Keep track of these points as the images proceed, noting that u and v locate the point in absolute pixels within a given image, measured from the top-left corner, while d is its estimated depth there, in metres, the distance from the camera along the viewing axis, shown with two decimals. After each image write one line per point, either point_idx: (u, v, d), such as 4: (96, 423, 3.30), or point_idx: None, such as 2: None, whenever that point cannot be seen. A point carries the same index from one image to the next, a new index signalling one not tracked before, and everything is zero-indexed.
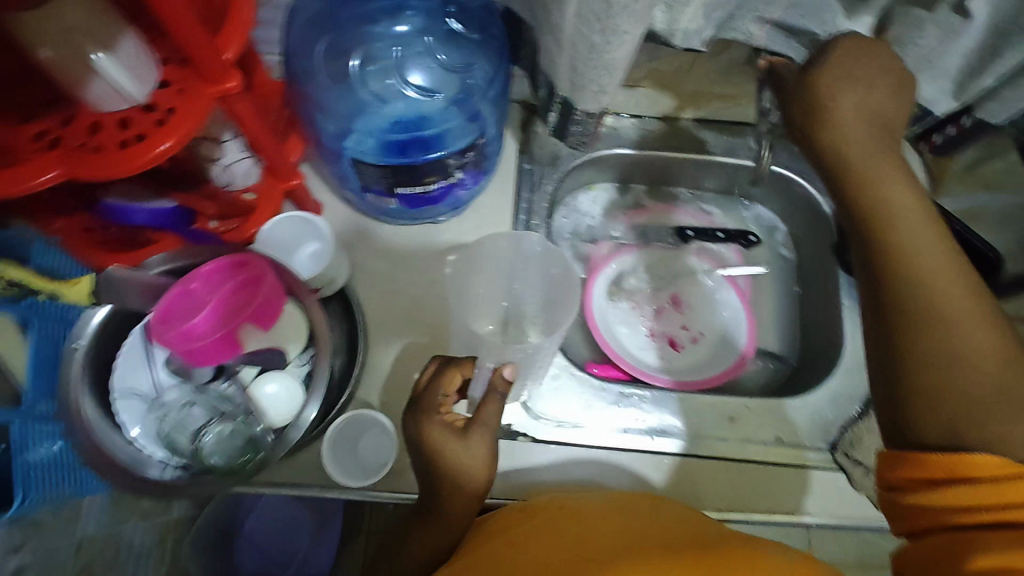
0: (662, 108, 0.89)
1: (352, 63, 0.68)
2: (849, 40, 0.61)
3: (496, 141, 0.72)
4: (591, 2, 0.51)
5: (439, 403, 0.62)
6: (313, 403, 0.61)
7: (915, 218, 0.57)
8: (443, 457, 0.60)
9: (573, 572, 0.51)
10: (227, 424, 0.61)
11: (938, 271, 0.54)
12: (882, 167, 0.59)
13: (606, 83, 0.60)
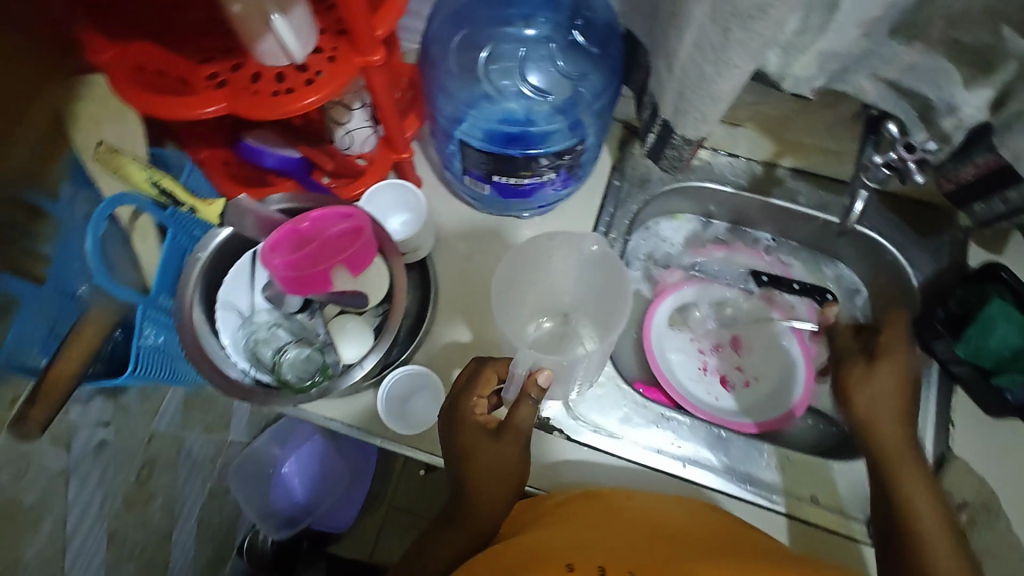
0: (759, 152, 0.90)
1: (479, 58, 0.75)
2: (901, 359, 0.71)
3: (593, 151, 0.77)
4: (710, 34, 0.54)
5: (475, 402, 0.67)
6: (380, 347, 0.67)
7: (929, 510, 0.64)
8: (478, 455, 0.65)
9: (641, 545, 0.61)
10: (304, 348, 0.68)
11: (936, 525, 0.63)
12: (912, 467, 0.67)
13: (708, 113, 0.63)
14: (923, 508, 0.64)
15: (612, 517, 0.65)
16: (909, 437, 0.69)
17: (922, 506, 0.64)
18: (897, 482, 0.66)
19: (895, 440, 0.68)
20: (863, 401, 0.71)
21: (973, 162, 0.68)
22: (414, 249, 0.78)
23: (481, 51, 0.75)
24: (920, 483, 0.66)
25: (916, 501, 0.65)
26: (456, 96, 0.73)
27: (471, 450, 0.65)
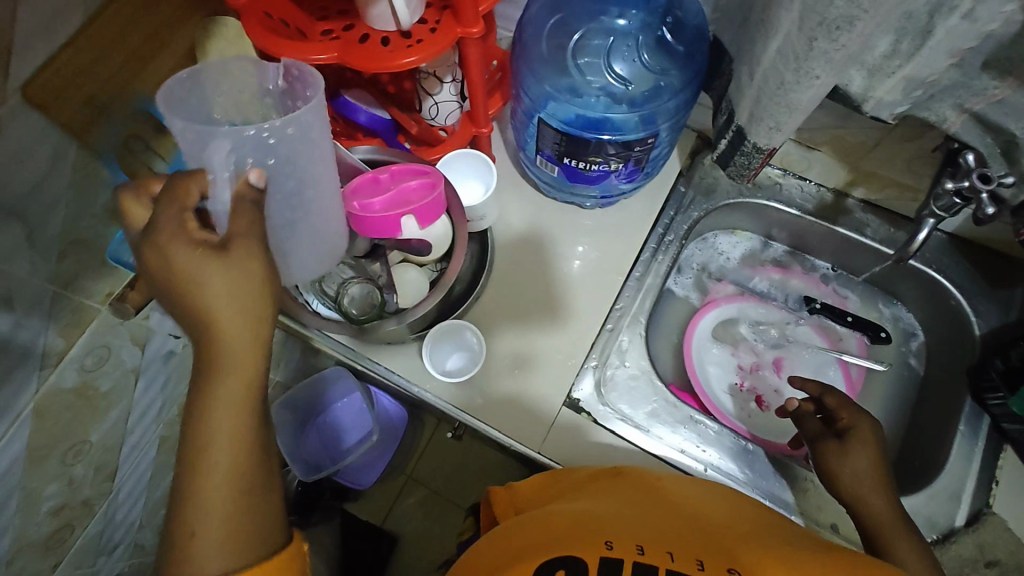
0: (831, 179, 0.89)
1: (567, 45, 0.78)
2: (847, 414, 0.72)
3: (663, 149, 0.79)
4: (796, 42, 0.56)
5: (167, 212, 0.47)
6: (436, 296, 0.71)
7: (903, 544, 0.63)
8: (200, 298, 0.46)
9: (689, 525, 0.61)
10: (365, 284, 0.74)
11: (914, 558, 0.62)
12: (880, 505, 0.66)
13: (784, 122, 0.64)
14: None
15: (650, 497, 0.65)
16: (880, 482, 0.67)
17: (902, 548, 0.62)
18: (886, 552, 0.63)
19: (884, 514, 0.65)
20: (847, 478, 0.68)
21: None
22: (479, 218, 0.82)
23: (573, 35, 0.78)
24: (912, 551, 0.63)
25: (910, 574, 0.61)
26: (543, 78, 0.77)
27: (189, 286, 0.46)
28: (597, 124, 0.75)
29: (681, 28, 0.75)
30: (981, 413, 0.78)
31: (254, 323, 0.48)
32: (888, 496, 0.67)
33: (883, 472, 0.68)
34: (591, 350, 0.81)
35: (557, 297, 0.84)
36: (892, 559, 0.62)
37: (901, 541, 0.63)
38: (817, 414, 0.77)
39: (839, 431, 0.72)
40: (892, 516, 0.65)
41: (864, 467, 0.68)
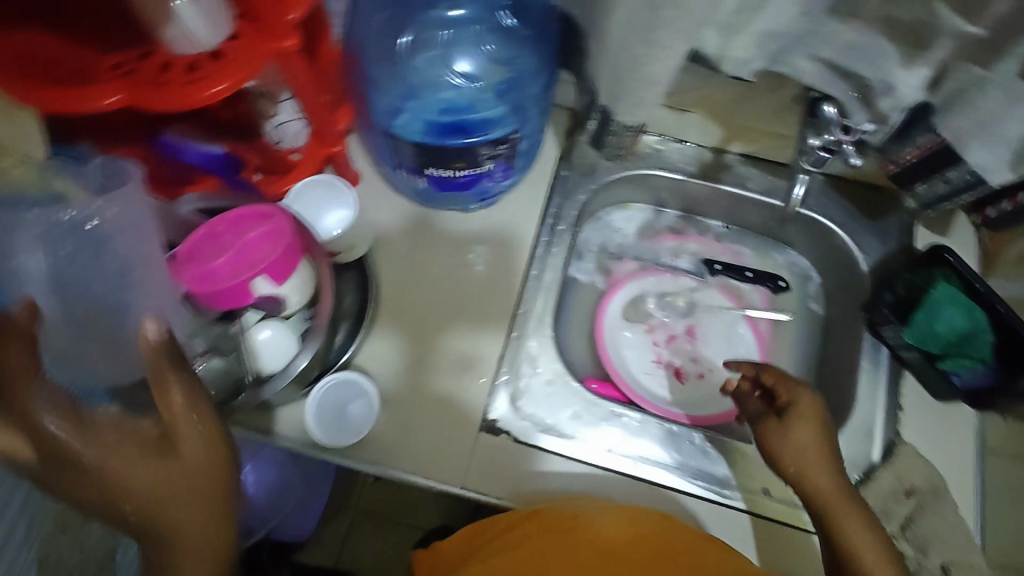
0: (709, 139, 0.88)
1: (402, 43, 0.71)
2: (784, 391, 0.69)
3: (533, 142, 0.75)
4: (639, 12, 0.52)
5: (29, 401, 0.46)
6: (305, 355, 0.65)
7: (854, 522, 0.64)
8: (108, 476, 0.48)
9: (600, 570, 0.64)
10: (216, 359, 0.64)
11: (863, 538, 0.63)
12: (828, 490, 0.65)
13: (646, 97, 0.60)
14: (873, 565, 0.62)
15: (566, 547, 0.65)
16: (825, 463, 0.66)
17: (853, 531, 0.63)
18: (838, 532, 0.64)
19: (835, 498, 0.65)
20: (789, 454, 0.67)
21: (914, 144, 0.69)
22: (349, 247, 0.76)
23: (408, 37, 0.71)
24: (863, 529, 0.64)
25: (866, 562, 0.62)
26: (389, 89, 0.70)
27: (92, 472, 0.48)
28: (457, 125, 0.69)
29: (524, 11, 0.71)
30: (879, 345, 0.80)
31: (165, 473, 0.51)
32: (832, 471, 0.66)
33: (826, 453, 0.67)
34: (500, 364, 0.76)
35: (454, 314, 0.78)
36: (844, 541, 0.63)
37: (858, 528, 0.64)
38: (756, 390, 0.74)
39: (779, 409, 0.70)
40: (844, 494, 0.65)
41: (808, 451, 0.67)
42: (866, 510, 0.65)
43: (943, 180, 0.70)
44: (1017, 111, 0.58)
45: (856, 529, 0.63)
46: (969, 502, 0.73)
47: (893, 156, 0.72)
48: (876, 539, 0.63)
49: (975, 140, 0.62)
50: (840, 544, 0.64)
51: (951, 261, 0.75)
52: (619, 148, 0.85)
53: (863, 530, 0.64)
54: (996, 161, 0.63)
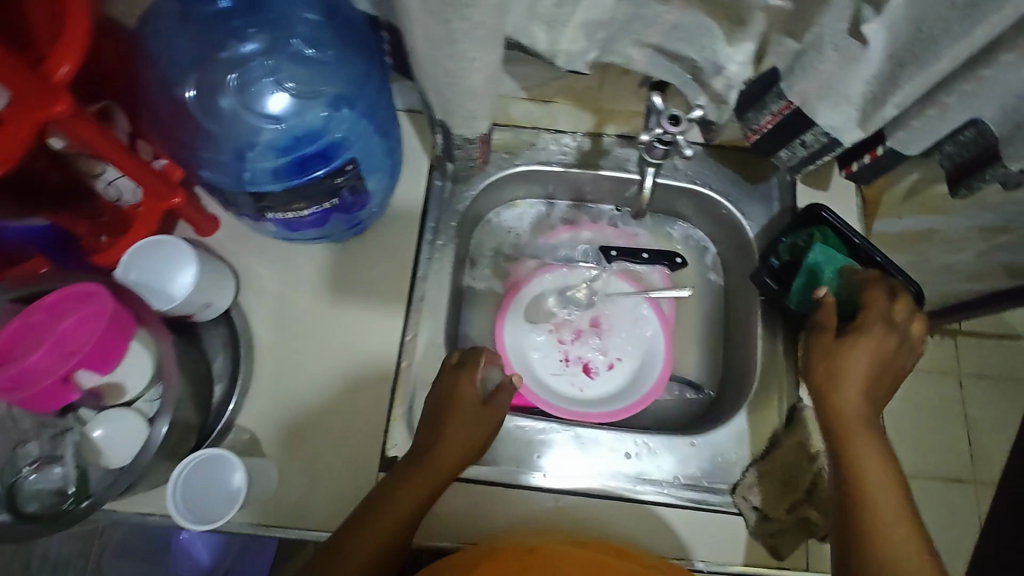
0: (582, 125, 0.84)
1: (188, 94, 0.64)
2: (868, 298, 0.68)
3: (383, 163, 0.70)
4: (432, 27, 0.47)
5: None
6: (165, 417, 0.57)
7: (868, 442, 0.64)
8: None
9: None
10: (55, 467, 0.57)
11: (873, 459, 0.63)
12: (851, 401, 0.66)
13: (475, 109, 0.57)
14: (885, 511, 0.60)
15: None
16: (872, 377, 0.66)
17: (863, 446, 0.64)
18: (845, 446, 0.64)
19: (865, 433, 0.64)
20: (822, 365, 0.68)
21: (768, 110, 0.66)
22: (205, 305, 0.69)
23: (215, 79, 0.65)
24: (875, 458, 0.63)
25: (877, 499, 0.61)
26: (216, 138, 0.65)
27: None
28: (303, 163, 0.64)
29: (322, 38, 0.65)
30: (773, 313, 0.80)
31: None
32: (862, 392, 0.66)
33: (890, 378, 0.67)
34: (394, 397, 0.74)
35: (339, 352, 0.76)
36: (849, 453, 0.64)
37: (884, 477, 0.62)
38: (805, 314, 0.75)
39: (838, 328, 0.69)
40: (872, 429, 0.65)
41: (857, 363, 0.66)
42: (887, 449, 0.64)
43: (801, 145, 0.68)
44: (853, 72, 0.56)
45: (874, 462, 0.63)
46: None
47: (751, 123, 0.69)
48: (897, 486, 0.62)
49: (822, 104, 0.61)
50: (851, 473, 0.63)
51: (827, 218, 0.76)
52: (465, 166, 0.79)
53: (879, 464, 0.63)
54: (845, 121, 0.62)
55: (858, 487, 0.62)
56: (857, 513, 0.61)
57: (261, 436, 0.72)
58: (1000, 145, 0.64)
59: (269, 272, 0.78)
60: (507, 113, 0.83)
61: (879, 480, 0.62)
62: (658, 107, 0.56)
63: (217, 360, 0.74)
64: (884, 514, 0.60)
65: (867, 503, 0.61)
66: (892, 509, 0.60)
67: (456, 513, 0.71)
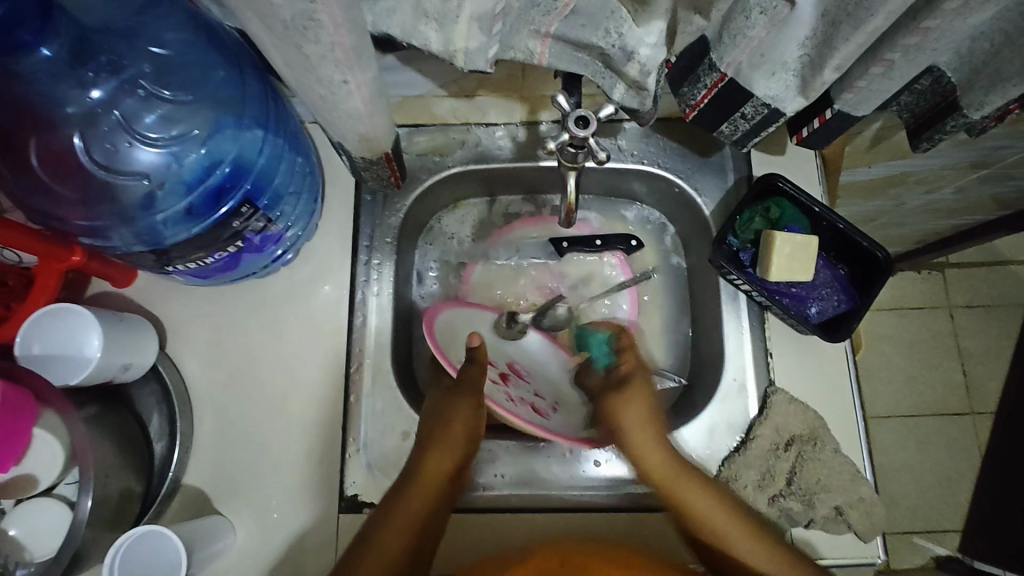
0: (514, 115, 0.78)
1: (36, 163, 0.55)
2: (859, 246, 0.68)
3: (284, 189, 0.64)
4: (288, 54, 0.41)
5: None
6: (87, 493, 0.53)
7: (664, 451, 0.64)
8: None
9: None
10: None
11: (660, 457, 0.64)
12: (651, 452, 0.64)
13: (368, 130, 0.51)
14: (701, 508, 0.61)
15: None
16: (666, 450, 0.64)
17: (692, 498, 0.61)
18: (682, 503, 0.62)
19: (654, 454, 0.64)
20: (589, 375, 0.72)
21: (702, 84, 0.59)
22: (125, 367, 0.64)
23: (71, 142, 0.55)
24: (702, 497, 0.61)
25: (692, 503, 0.61)
26: (104, 201, 0.57)
27: None
28: (208, 201, 0.57)
29: (177, 73, 0.56)
30: (737, 293, 0.74)
31: None
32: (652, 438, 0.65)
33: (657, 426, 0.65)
34: (346, 432, 0.71)
35: (281, 393, 0.72)
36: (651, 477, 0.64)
37: (693, 497, 0.61)
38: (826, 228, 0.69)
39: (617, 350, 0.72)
40: (658, 444, 0.64)
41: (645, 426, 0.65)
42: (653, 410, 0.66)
43: (742, 117, 0.62)
44: (783, 36, 0.50)
45: (647, 446, 0.64)
46: (854, 439, 0.70)
47: (687, 99, 0.62)
48: (700, 483, 0.62)
49: (756, 72, 0.55)
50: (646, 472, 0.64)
51: (783, 188, 0.70)
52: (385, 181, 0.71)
53: (655, 450, 0.64)
54: (783, 88, 0.56)
55: (648, 478, 0.64)
56: (686, 522, 0.62)
57: (210, 492, 0.69)
58: (959, 91, 0.58)
59: (196, 316, 0.73)
60: (430, 111, 0.77)
61: (663, 473, 0.63)
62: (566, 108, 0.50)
63: (152, 420, 0.70)
64: (706, 514, 0.61)
65: (668, 487, 0.63)
66: (697, 495, 0.62)
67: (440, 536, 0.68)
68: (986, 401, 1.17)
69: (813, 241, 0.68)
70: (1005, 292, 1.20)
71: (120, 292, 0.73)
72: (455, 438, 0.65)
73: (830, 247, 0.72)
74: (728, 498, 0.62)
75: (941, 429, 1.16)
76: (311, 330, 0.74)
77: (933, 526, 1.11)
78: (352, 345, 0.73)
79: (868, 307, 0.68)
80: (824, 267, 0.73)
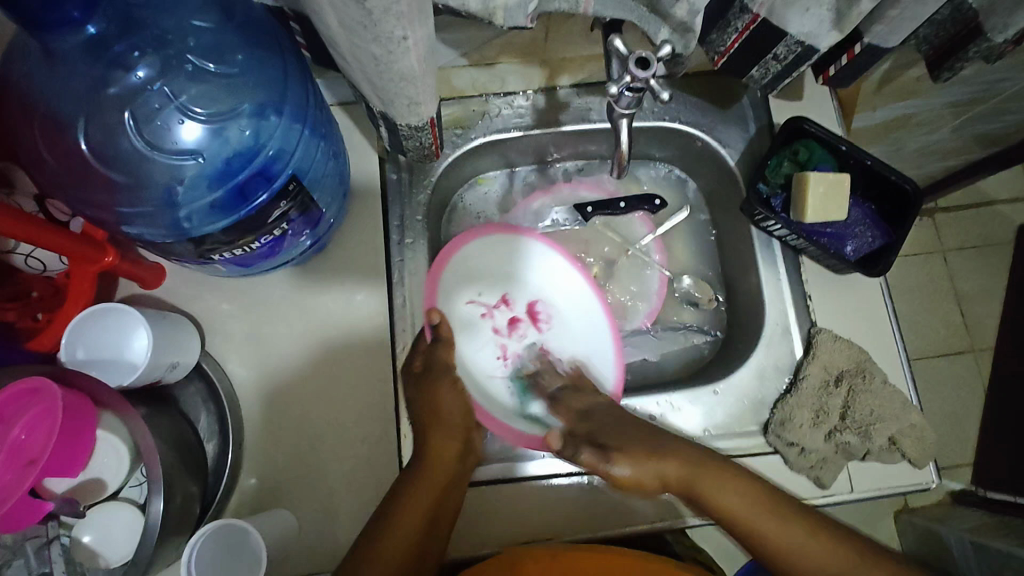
0: (533, 82, 0.77)
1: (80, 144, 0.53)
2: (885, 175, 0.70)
3: (320, 169, 0.63)
4: (348, 9, 0.40)
5: None
6: (158, 493, 0.51)
7: (690, 450, 0.64)
8: None
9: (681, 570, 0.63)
10: None
11: (674, 444, 0.65)
12: (675, 439, 0.65)
13: (415, 94, 0.50)
14: (819, 557, 0.61)
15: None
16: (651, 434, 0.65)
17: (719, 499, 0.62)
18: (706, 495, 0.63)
19: (676, 466, 0.63)
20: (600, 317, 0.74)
21: (733, 28, 0.60)
22: (172, 366, 0.62)
23: (121, 117, 0.52)
24: (728, 484, 0.63)
25: (707, 482, 0.63)
26: (146, 185, 0.54)
27: None
28: (251, 184, 0.56)
29: (222, 49, 0.55)
30: (770, 240, 0.75)
31: None
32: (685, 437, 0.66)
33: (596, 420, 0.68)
34: (399, 413, 0.70)
35: (328, 381, 0.71)
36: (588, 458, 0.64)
37: (716, 474, 0.63)
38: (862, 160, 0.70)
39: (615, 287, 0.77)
40: (708, 465, 0.64)
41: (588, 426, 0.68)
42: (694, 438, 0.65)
43: (774, 59, 0.62)
44: None
45: (667, 466, 0.63)
46: (898, 369, 0.72)
47: (715, 46, 0.63)
48: (784, 515, 0.62)
49: (792, 8, 0.55)
50: (712, 507, 0.63)
51: (811, 130, 0.71)
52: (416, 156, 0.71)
53: (687, 444, 0.65)
54: (818, 23, 0.56)
55: (684, 487, 0.64)
56: (759, 542, 0.62)
57: (266, 487, 0.67)
58: (979, 18, 0.60)
59: (233, 312, 0.72)
60: (450, 84, 0.76)
61: (784, 544, 0.61)
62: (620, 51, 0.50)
63: (201, 419, 0.68)
64: (814, 564, 0.61)
65: (756, 533, 0.62)
66: (778, 530, 0.62)
67: (507, 509, 0.68)
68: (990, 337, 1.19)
69: (845, 178, 0.70)
70: (998, 230, 1.24)
71: (150, 292, 0.70)
72: (451, 414, 0.68)
73: (860, 186, 0.74)
74: (847, 539, 0.62)
75: (953, 367, 1.18)
76: (353, 315, 0.72)
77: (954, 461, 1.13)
78: (395, 326, 0.72)
79: (903, 240, 0.70)
80: (853, 206, 0.74)
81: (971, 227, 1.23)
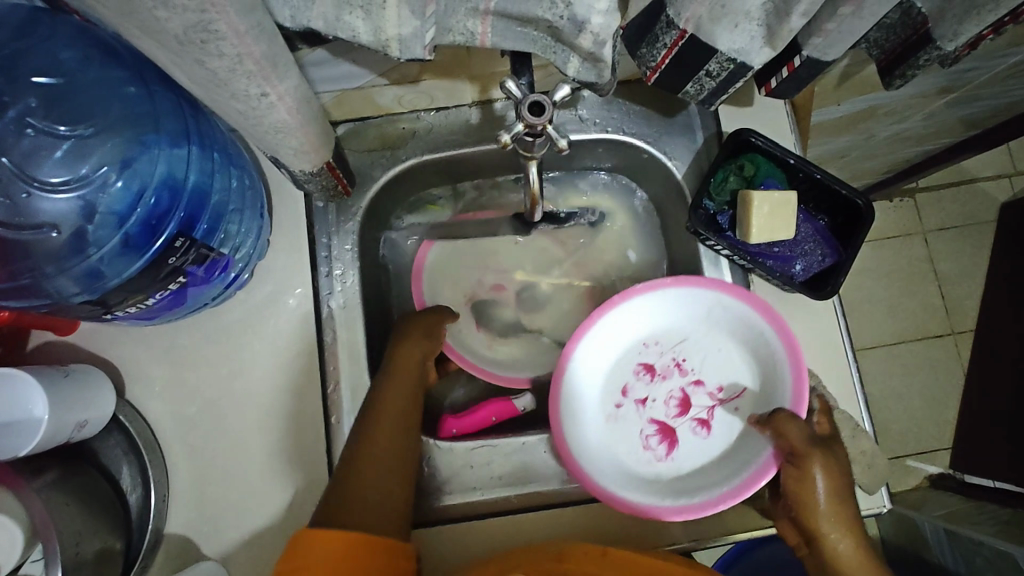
0: (464, 96, 0.72)
1: None
2: (840, 188, 0.66)
3: (222, 211, 0.59)
4: (190, 70, 0.36)
5: None
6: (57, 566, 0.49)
7: (836, 522, 0.59)
8: None
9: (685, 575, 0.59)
10: None
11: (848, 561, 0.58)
12: (834, 515, 0.59)
13: (298, 140, 0.46)
14: None
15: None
16: (846, 498, 0.60)
17: None
18: None
19: (850, 549, 0.59)
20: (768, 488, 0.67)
21: (661, 44, 0.55)
22: (80, 425, 0.59)
23: None
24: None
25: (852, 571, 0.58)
26: (15, 260, 0.52)
27: None
28: (139, 236, 0.53)
29: (72, 111, 0.52)
30: (718, 258, 0.72)
31: None
32: (846, 519, 0.59)
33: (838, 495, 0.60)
34: (331, 456, 0.67)
35: (254, 423, 0.68)
36: None
37: (840, 525, 0.59)
38: (816, 175, 0.66)
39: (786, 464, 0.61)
40: (844, 511, 0.60)
41: (825, 502, 0.59)
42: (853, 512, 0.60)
43: (707, 75, 0.58)
44: None
45: (836, 531, 0.59)
46: (852, 391, 0.69)
47: (646, 61, 0.58)
48: (864, 553, 0.59)
49: (719, 26, 0.50)
50: (822, 548, 0.59)
51: (757, 144, 0.67)
52: (336, 189, 0.66)
53: (845, 530, 0.59)
54: (748, 40, 0.51)
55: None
56: None
57: (195, 536, 0.65)
58: (930, 23, 0.55)
59: (151, 358, 0.68)
60: (374, 102, 0.71)
61: None
62: (517, 93, 0.49)
63: (122, 472, 0.65)
64: (844, 559, 0.58)
65: None
66: None
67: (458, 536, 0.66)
68: (967, 318, 1.16)
69: (792, 197, 0.66)
70: (981, 214, 1.19)
71: (64, 339, 0.67)
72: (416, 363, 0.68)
73: (811, 199, 0.70)
74: None
75: (927, 352, 1.15)
76: (278, 354, 0.69)
77: (928, 446, 1.12)
78: (325, 362, 0.69)
79: (854, 258, 0.66)
80: (805, 221, 0.70)
81: (949, 213, 1.18)
